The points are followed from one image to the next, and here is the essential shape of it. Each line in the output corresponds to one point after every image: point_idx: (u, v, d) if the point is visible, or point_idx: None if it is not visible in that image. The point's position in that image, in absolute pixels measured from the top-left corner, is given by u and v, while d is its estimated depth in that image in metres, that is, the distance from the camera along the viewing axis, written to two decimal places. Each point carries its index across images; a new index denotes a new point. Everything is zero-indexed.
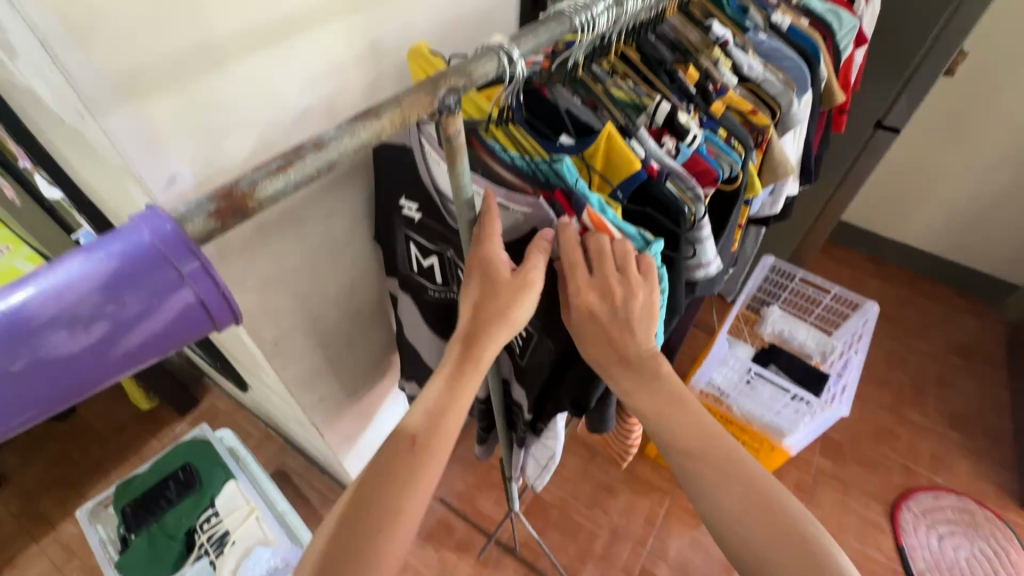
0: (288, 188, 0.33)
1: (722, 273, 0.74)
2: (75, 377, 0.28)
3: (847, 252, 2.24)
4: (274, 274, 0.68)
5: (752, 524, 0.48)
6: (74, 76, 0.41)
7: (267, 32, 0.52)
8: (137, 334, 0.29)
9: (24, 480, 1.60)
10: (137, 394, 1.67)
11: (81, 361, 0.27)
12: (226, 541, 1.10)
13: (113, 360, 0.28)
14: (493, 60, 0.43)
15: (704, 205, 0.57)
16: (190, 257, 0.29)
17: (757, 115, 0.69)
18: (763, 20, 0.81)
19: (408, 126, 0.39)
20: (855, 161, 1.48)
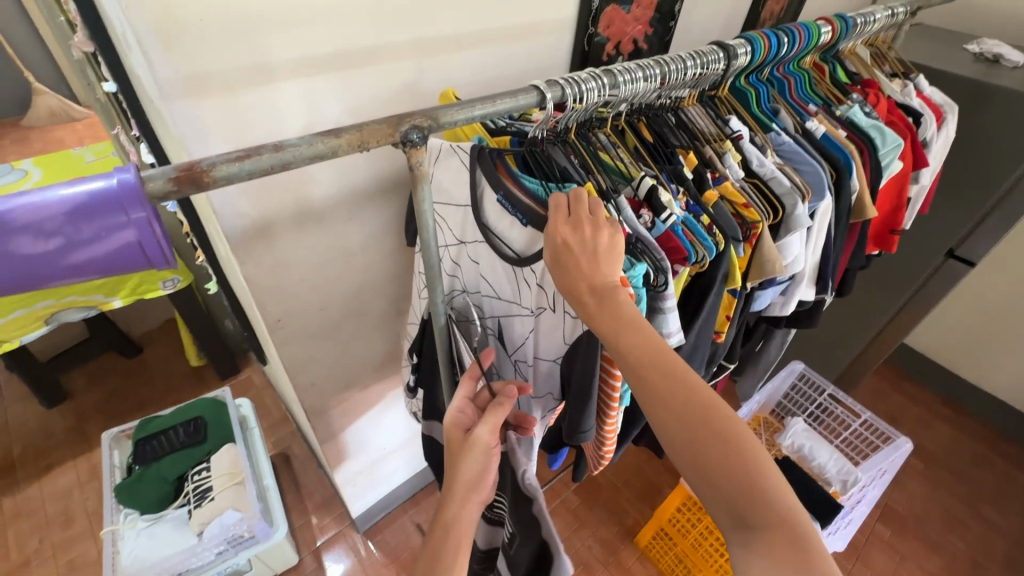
0: (242, 174, 0.39)
1: (694, 353, 0.76)
2: (25, 274, 0.33)
3: (918, 386, 2.01)
4: (288, 258, 0.79)
5: (739, 488, 0.44)
6: (154, 69, 0.54)
7: (315, 63, 0.64)
8: (85, 255, 0.35)
9: (84, 400, 1.84)
10: (191, 351, 1.88)
11: (36, 262, 0.33)
12: (207, 495, 1.18)
13: (61, 268, 0.34)
14: (462, 112, 0.50)
15: (669, 276, 0.60)
16: (141, 209, 0.35)
17: (749, 210, 0.70)
18: (795, 124, 0.84)
19: (367, 149, 0.45)
20: (921, 286, 1.38)
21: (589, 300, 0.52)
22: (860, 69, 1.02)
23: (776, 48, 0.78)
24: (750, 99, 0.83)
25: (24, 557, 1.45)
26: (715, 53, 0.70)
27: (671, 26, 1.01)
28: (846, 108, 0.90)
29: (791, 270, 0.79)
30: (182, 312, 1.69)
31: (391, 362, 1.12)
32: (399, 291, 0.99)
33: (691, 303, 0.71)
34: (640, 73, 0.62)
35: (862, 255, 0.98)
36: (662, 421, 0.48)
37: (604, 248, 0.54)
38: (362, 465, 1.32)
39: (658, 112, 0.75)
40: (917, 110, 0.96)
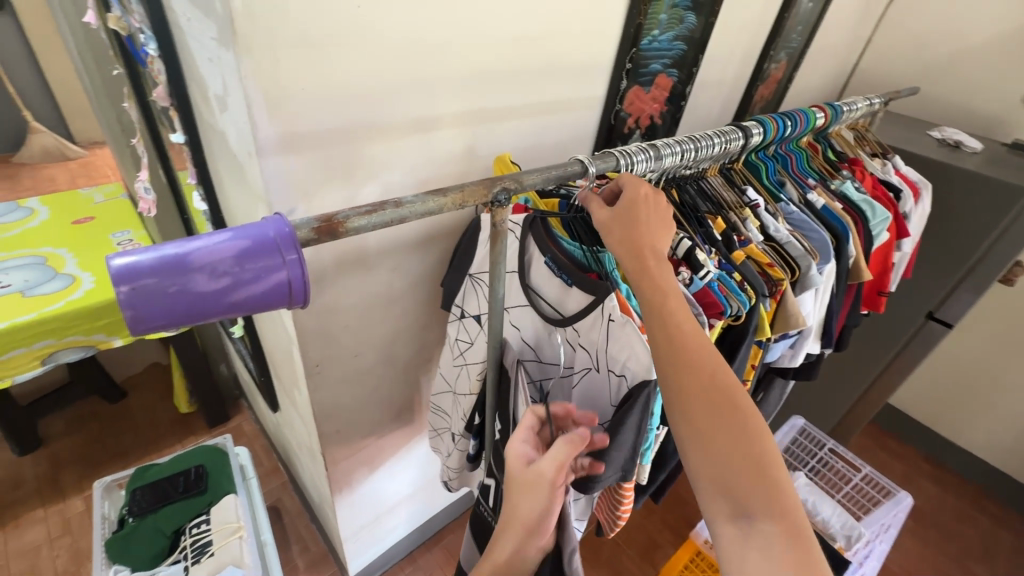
0: (368, 226, 0.44)
1: None
2: (197, 310, 0.37)
3: (899, 443, 2.08)
4: (336, 305, 0.81)
5: (753, 487, 0.47)
6: (259, 128, 0.59)
7: (391, 126, 0.70)
8: (243, 294, 0.38)
9: (60, 448, 1.73)
10: (181, 396, 1.82)
11: (206, 300, 0.37)
12: (206, 550, 1.11)
13: (223, 305, 0.37)
14: (541, 175, 0.56)
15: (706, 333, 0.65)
16: (294, 250, 0.39)
17: (774, 269, 0.78)
18: (798, 196, 0.94)
19: (465, 207, 0.51)
20: (904, 346, 1.48)
21: (652, 260, 0.59)
22: (846, 148, 1.15)
23: (782, 129, 0.89)
24: (760, 171, 0.93)
25: None
26: (736, 131, 0.80)
27: (682, 105, 1.13)
28: (839, 183, 1.01)
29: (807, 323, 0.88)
30: (180, 355, 1.65)
31: (409, 411, 1.12)
32: (427, 339, 1.02)
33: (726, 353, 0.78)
34: (676, 147, 0.71)
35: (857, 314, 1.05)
36: (688, 407, 0.52)
37: (654, 235, 0.61)
38: (366, 519, 1.28)
39: (684, 182, 0.84)
40: (897, 186, 1.08)
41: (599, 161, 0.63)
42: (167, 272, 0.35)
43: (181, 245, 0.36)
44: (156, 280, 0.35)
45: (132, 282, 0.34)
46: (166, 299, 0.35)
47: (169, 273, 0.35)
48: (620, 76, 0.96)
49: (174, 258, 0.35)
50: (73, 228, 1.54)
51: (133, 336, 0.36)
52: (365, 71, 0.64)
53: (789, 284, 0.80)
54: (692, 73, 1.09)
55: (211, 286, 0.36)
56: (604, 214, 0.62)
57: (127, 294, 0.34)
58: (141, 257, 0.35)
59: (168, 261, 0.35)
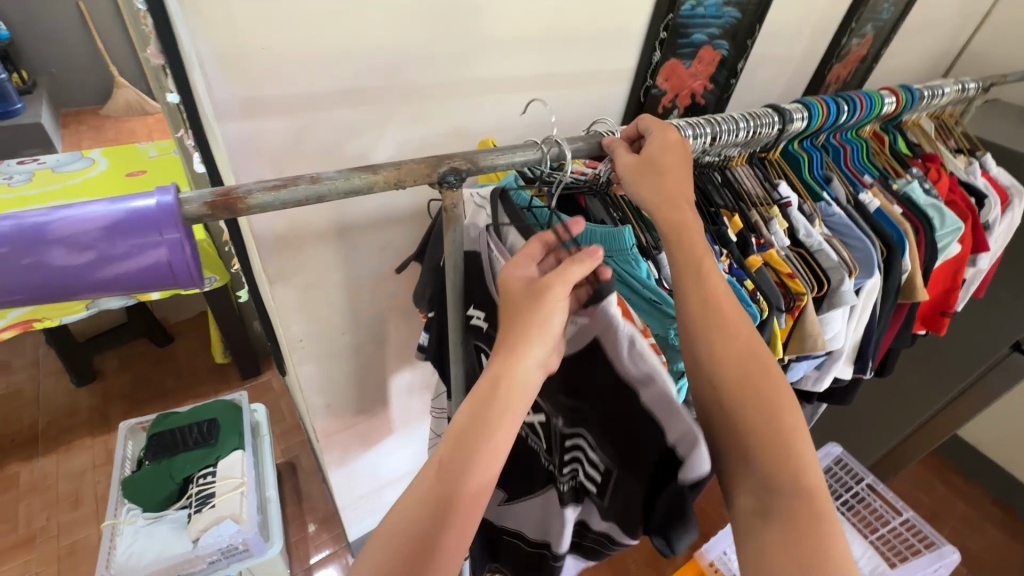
0: (276, 204, 0.38)
1: None
2: (60, 287, 0.33)
3: (965, 481, 1.84)
4: (318, 280, 0.79)
5: (778, 450, 0.44)
6: (212, 88, 0.55)
7: (368, 95, 0.64)
8: (113, 271, 0.33)
9: (111, 383, 1.89)
10: (217, 346, 1.91)
11: (69, 276, 0.33)
12: (209, 501, 1.16)
13: (89, 282, 0.33)
14: (503, 157, 0.50)
15: None
16: (177, 229, 0.34)
17: (795, 280, 0.67)
18: (847, 195, 0.79)
19: (403, 187, 0.44)
20: (979, 376, 1.27)
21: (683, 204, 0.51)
22: (922, 141, 0.97)
23: (836, 115, 0.74)
24: (801, 164, 0.79)
25: (31, 534, 1.47)
26: (771, 116, 0.68)
27: (731, 83, 0.99)
28: (904, 182, 0.85)
29: (832, 345, 0.74)
30: (215, 309, 1.73)
31: (406, 390, 1.10)
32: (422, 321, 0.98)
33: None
34: (688, 130, 0.60)
35: (908, 336, 0.90)
36: (721, 359, 0.47)
37: (684, 182, 0.52)
38: (364, 490, 1.28)
39: (701, 169, 0.71)
40: (982, 191, 0.89)
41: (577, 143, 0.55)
42: (21, 242, 0.31)
43: (41, 214, 0.32)
44: (8, 250, 0.31)
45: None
46: (22, 274, 0.32)
47: (23, 244, 0.31)
48: (652, 46, 0.84)
49: (30, 229, 0.31)
50: (124, 181, 1.63)
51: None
52: (335, 32, 0.58)
53: (812, 299, 0.68)
54: (745, 46, 0.95)
55: (72, 262, 0.32)
56: (628, 159, 0.53)
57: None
58: None
59: (21, 230, 0.31)
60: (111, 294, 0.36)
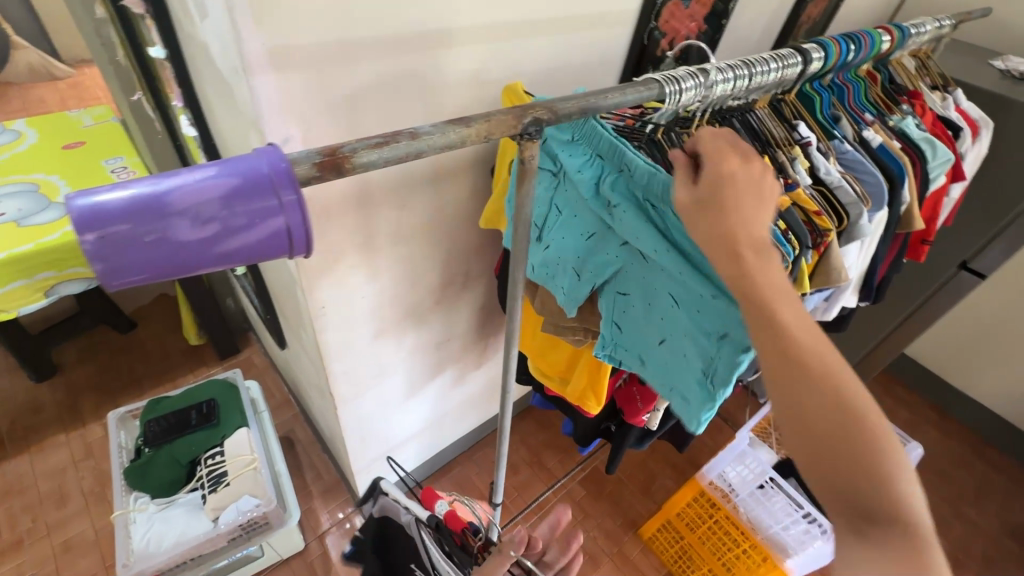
0: (379, 162, 0.38)
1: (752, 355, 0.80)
2: (182, 261, 0.32)
3: (906, 391, 2.07)
4: (339, 245, 0.76)
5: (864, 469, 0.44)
6: (243, 38, 0.51)
7: (395, 43, 0.62)
8: (235, 241, 0.33)
9: (74, 376, 1.76)
10: (189, 328, 1.81)
11: (193, 249, 0.32)
12: (222, 480, 1.14)
13: (212, 255, 0.33)
14: (577, 105, 0.49)
15: None
16: (293, 190, 0.34)
17: (821, 218, 0.71)
18: (853, 132, 0.85)
19: (490, 140, 0.44)
20: (929, 295, 1.41)
21: (750, 254, 0.50)
22: (905, 79, 1.03)
23: (845, 54, 0.79)
24: (816, 104, 0.84)
25: (18, 537, 1.40)
26: (794, 56, 0.72)
27: (722, 24, 0.99)
28: (898, 119, 0.91)
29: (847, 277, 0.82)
30: (186, 289, 1.63)
31: (418, 351, 1.11)
32: (433, 281, 0.97)
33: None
34: (729, 72, 0.64)
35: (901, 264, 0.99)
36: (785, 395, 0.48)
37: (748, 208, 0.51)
38: (378, 453, 1.30)
39: (728, 114, 0.76)
40: (956, 123, 0.97)
41: (631, 88, 0.55)
42: (142, 217, 0.30)
43: (158, 183, 0.30)
44: (129, 227, 0.30)
45: (98, 230, 0.29)
46: (146, 251, 0.31)
47: (145, 218, 0.30)
48: None
49: (150, 201, 0.30)
50: (61, 154, 1.46)
51: (105, 291, 0.31)
52: None
53: (835, 236, 0.74)
54: None
55: (194, 234, 0.32)
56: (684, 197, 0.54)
57: (93, 244, 0.29)
58: (109, 196, 0.29)
59: (141, 204, 0.30)
60: (224, 269, 0.35)
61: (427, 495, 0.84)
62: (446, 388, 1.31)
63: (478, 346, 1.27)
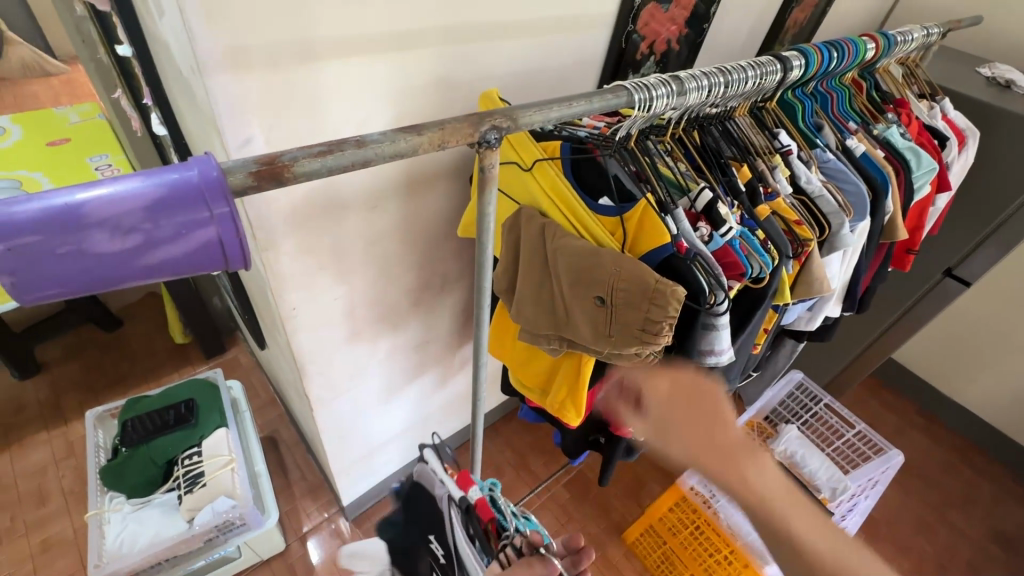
0: (323, 171, 0.37)
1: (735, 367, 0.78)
2: (105, 272, 0.31)
3: (895, 396, 2.07)
4: (309, 246, 0.76)
5: None
6: (197, 39, 0.51)
7: (360, 44, 0.61)
8: (162, 252, 0.32)
9: (59, 374, 1.75)
10: (175, 326, 1.81)
11: (116, 260, 0.31)
12: (198, 481, 1.13)
13: (137, 266, 0.32)
14: (540, 113, 0.48)
15: (724, 294, 0.62)
16: (224, 201, 0.33)
17: (801, 227, 0.71)
18: (836, 141, 0.84)
19: (445, 148, 0.43)
20: (914, 302, 1.41)
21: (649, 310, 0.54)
22: (892, 88, 1.03)
23: (827, 62, 0.78)
24: (797, 112, 0.84)
25: None
26: (773, 64, 0.71)
27: (703, 29, 0.99)
28: (883, 127, 0.91)
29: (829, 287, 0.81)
30: (171, 288, 1.63)
31: (397, 353, 1.10)
32: (410, 283, 0.97)
33: (742, 313, 0.72)
34: (703, 80, 0.63)
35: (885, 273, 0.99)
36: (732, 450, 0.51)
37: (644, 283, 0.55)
38: (359, 454, 1.29)
39: (707, 122, 0.75)
40: (943, 132, 0.96)
41: (603, 96, 0.54)
42: (57, 228, 0.29)
43: (74, 193, 0.29)
44: (42, 238, 0.29)
45: (8, 241, 0.28)
46: (65, 262, 0.30)
47: (60, 229, 0.29)
48: None
49: (65, 210, 0.29)
50: (45, 152, 1.46)
51: (23, 303, 0.31)
52: None
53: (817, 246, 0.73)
54: None
55: (117, 245, 0.31)
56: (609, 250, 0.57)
57: (2, 255, 0.29)
58: (21, 206, 0.29)
59: (55, 215, 0.29)
60: (155, 280, 0.34)
61: (462, 477, 0.65)
62: (426, 391, 1.30)
63: (459, 349, 1.27)
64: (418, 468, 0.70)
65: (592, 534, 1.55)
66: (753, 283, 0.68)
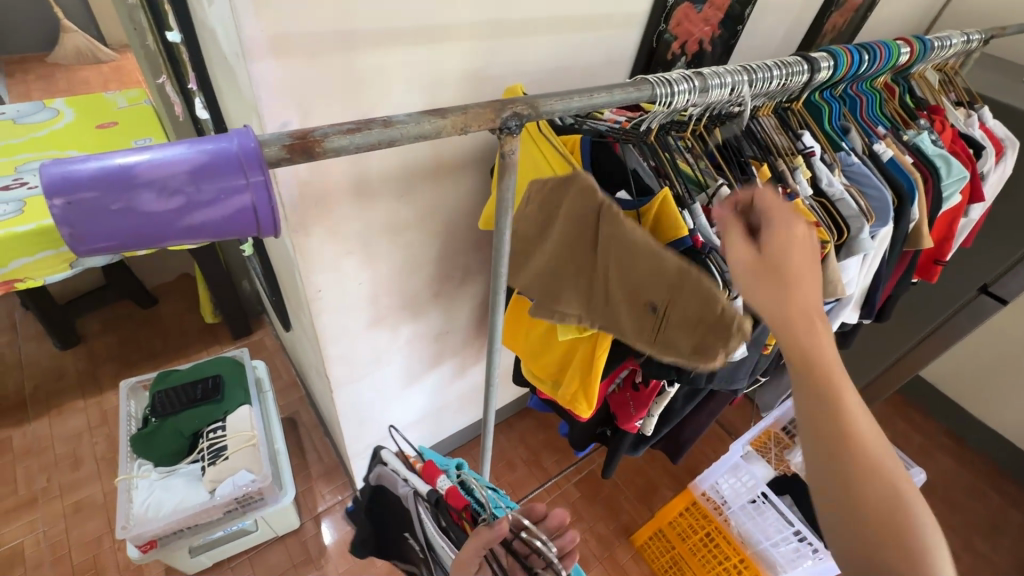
0: (351, 147, 0.38)
1: (749, 361, 0.79)
2: (150, 231, 0.34)
3: (922, 416, 2.00)
4: (336, 230, 0.78)
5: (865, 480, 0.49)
6: (242, 24, 0.53)
7: (395, 34, 0.63)
8: (201, 216, 0.34)
9: (97, 346, 1.84)
10: (206, 306, 1.88)
11: (160, 220, 0.34)
12: (222, 454, 1.18)
13: (178, 226, 0.34)
14: (561, 102, 0.49)
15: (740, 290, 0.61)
16: (260, 171, 0.35)
17: (818, 230, 0.69)
18: (863, 145, 0.82)
19: (468, 132, 0.44)
20: (947, 318, 1.36)
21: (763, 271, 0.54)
22: (926, 94, 1.00)
23: (857, 65, 0.77)
24: (823, 114, 0.82)
25: (32, 495, 1.47)
26: (800, 64, 0.70)
27: (738, 30, 0.98)
28: (913, 133, 0.88)
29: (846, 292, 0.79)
30: (204, 269, 1.69)
31: (416, 341, 1.12)
32: (432, 273, 0.99)
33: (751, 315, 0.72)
34: (726, 77, 0.63)
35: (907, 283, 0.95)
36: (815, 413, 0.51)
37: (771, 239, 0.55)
38: (372, 440, 1.32)
39: (730, 121, 0.75)
40: (979, 141, 0.93)
41: (626, 89, 0.55)
42: (110, 187, 0.32)
43: (128, 155, 0.32)
44: (97, 195, 0.32)
45: (68, 196, 0.31)
46: (115, 219, 0.33)
47: (113, 188, 0.32)
48: None
49: (119, 171, 0.32)
50: (94, 133, 1.53)
51: (76, 255, 0.34)
52: None
53: (834, 248, 0.71)
54: None
55: (160, 206, 0.33)
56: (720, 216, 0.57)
57: (62, 209, 0.31)
58: (81, 165, 0.31)
59: (110, 174, 0.32)
60: (193, 242, 0.37)
61: (427, 467, 0.77)
62: (442, 381, 1.32)
63: (477, 341, 1.29)
64: (381, 468, 0.80)
65: (600, 534, 1.56)
66: None
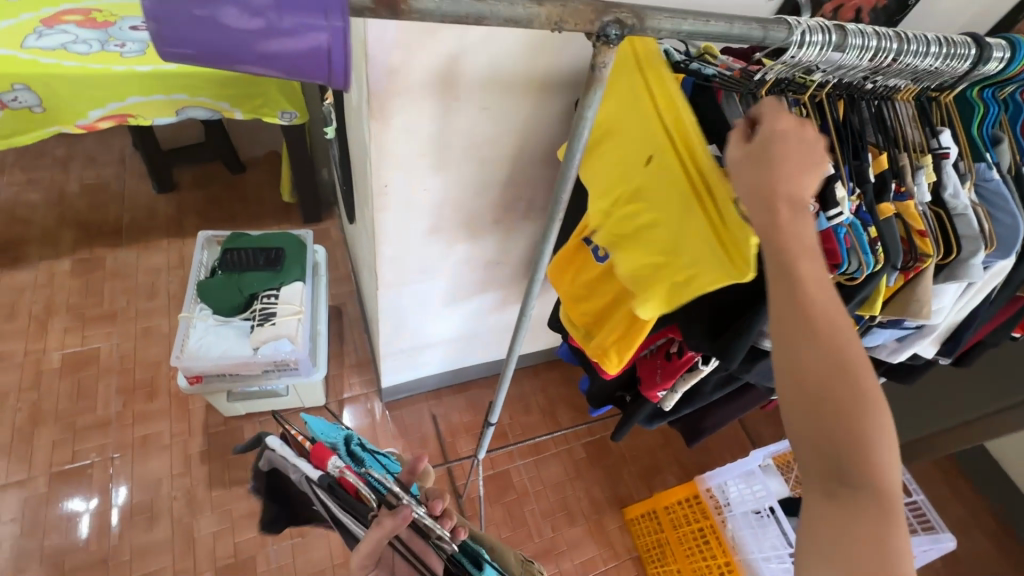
0: (436, 11, 0.36)
1: None
2: (227, 48, 0.34)
3: (972, 489, 1.83)
4: (412, 126, 0.78)
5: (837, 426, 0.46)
6: None
7: None
8: (276, 44, 0.34)
9: (187, 197, 2.00)
10: (286, 185, 1.97)
11: (237, 39, 0.34)
12: (270, 319, 1.27)
13: (253, 51, 0.34)
14: (672, 20, 0.44)
15: None
16: (340, 15, 0.34)
17: (924, 240, 0.62)
18: (1011, 163, 0.70)
19: (561, 30, 0.41)
20: None
21: (783, 212, 0.48)
22: None
23: None
24: (974, 115, 0.70)
25: (114, 310, 1.67)
26: (967, 47, 0.59)
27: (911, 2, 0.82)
28: None
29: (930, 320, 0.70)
30: (290, 148, 1.76)
31: (466, 263, 1.13)
32: (496, 199, 0.97)
33: None
34: (871, 42, 0.53)
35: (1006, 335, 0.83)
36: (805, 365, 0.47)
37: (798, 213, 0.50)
38: (404, 345, 1.38)
39: (860, 98, 0.65)
40: None
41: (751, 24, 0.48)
42: None
43: None
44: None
45: None
46: (197, 27, 0.33)
47: None
48: None
49: None
50: None
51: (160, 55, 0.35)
52: None
53: (935, 263, 0.64)
54: None
55: (242, 24, 0.33)
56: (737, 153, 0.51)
57: (153, 3, 0.32)
58: None
59: None
60: (264, 73, 0.37)
61: (313, 449, 0.68)
62: (482, 309, 1.34)
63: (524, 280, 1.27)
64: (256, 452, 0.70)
65: (594, 499, 1.63)
66: (847, 281, 0.61)
